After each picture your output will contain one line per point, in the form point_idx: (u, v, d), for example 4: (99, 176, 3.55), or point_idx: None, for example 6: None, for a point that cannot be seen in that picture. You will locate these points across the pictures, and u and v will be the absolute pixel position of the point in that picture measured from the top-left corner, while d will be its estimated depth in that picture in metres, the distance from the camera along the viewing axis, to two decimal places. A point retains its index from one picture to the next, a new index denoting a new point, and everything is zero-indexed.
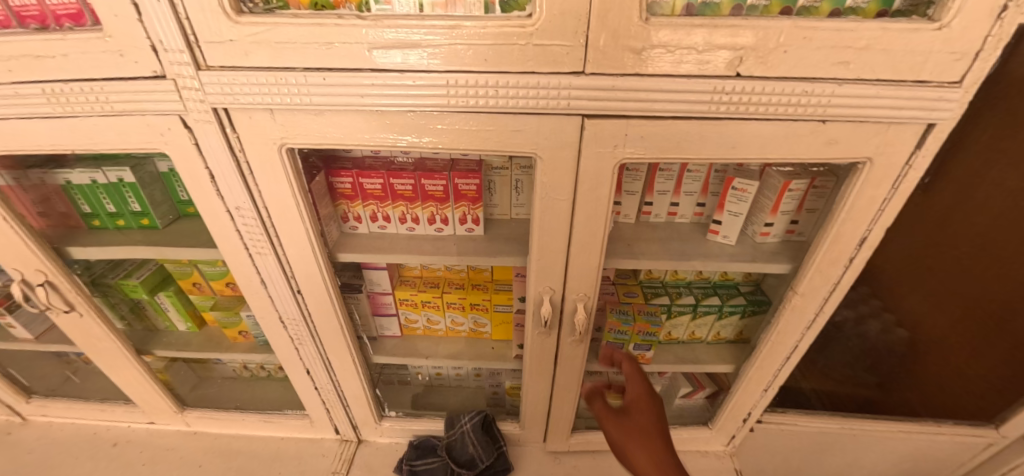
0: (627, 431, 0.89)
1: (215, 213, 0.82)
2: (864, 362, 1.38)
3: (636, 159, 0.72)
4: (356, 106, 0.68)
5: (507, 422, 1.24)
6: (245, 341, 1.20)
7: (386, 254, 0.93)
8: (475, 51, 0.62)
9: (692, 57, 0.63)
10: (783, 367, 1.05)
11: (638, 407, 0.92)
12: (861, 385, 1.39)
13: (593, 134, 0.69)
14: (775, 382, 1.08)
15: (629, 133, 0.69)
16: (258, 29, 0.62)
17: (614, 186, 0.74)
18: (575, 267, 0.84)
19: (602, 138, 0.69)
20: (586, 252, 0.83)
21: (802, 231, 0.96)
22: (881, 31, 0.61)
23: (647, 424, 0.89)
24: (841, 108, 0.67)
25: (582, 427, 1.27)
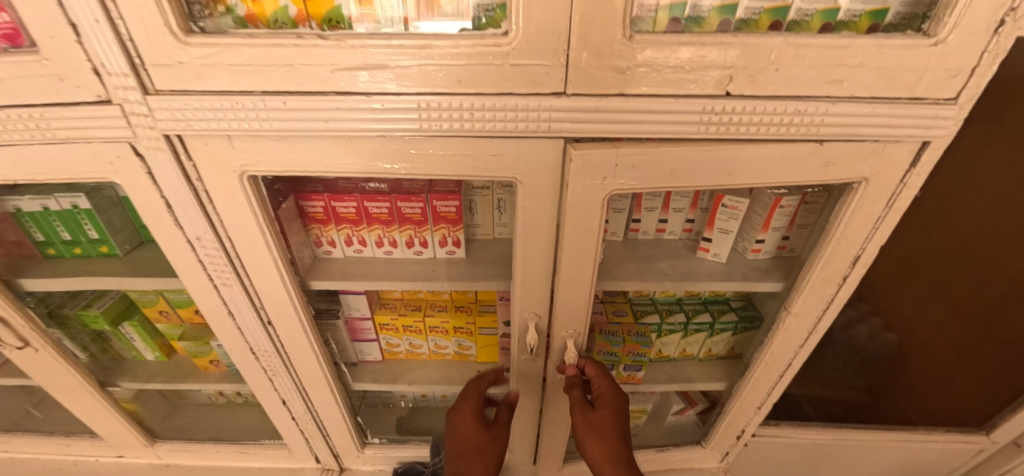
0: (591, 429, 0.84)
1: (174, 244, 0.76)
2: (853, 365, 1.34)
3: (628, 190, 0.69)
4: (320, 131, 0.62)
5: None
6: (216, 369, 1.14)
7: (361, 281, 0.88)
8: (448, 72, 0.58)
9: (680, 76, 0.59)
10: (775, 385, 1.02)
11: (606, 404, 0.85)
12: (851, 388, 1.36)
13: (579, 166, 0.65)
14: (768, 400, 1.06)
15: (619, 164, 0.66)
16: (208, 51, 0.57)
17: (604, 216, 0.71)
18: (565, 297, 0.80)
19: (587, 168, 0.65)
20: (577, 282, 0.79)
21: (793, 247, 0.94)
22: (876, 48, 0.58)
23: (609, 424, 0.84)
24: (834, 127, 0.64)
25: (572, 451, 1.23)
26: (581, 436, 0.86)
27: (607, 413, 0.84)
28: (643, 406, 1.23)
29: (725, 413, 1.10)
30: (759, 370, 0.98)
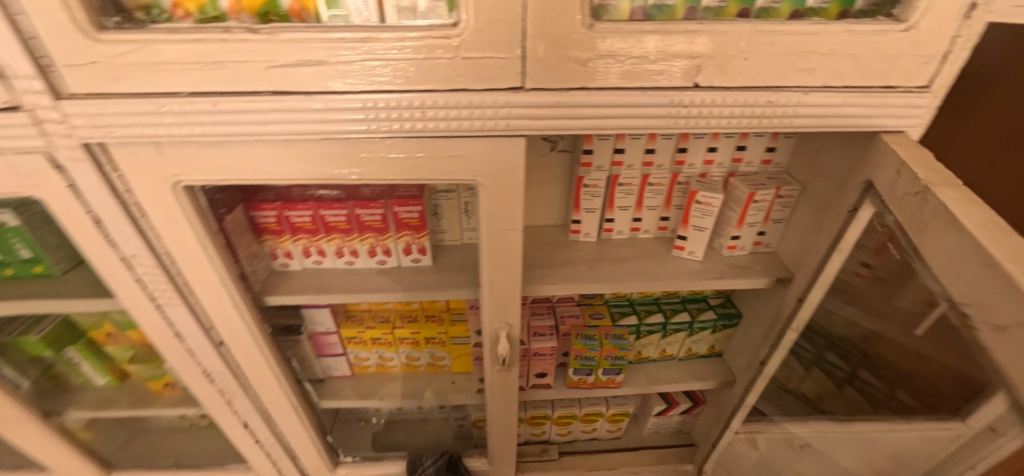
0: None
1: (107, 264, 0.69)
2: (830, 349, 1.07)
3: None
4: (259, 135, 0.57)
5: (474, 458, 1.14)
6: (172, 393, 1.07)
7: (320, 295, 0.82)
8: (394, 68, 0.53)
9: (645, 67, 0.55)
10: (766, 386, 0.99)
11: None
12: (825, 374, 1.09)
13: None
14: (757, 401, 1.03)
15: None
16: (127, 48, 0.51)
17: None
18: None
19: None
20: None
21: (770, 242, 0.92)
22: (846, 35, 0.56)
23: None
24: (808, 118, 0.62)
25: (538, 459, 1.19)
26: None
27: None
28: (625, 410, 1.20)
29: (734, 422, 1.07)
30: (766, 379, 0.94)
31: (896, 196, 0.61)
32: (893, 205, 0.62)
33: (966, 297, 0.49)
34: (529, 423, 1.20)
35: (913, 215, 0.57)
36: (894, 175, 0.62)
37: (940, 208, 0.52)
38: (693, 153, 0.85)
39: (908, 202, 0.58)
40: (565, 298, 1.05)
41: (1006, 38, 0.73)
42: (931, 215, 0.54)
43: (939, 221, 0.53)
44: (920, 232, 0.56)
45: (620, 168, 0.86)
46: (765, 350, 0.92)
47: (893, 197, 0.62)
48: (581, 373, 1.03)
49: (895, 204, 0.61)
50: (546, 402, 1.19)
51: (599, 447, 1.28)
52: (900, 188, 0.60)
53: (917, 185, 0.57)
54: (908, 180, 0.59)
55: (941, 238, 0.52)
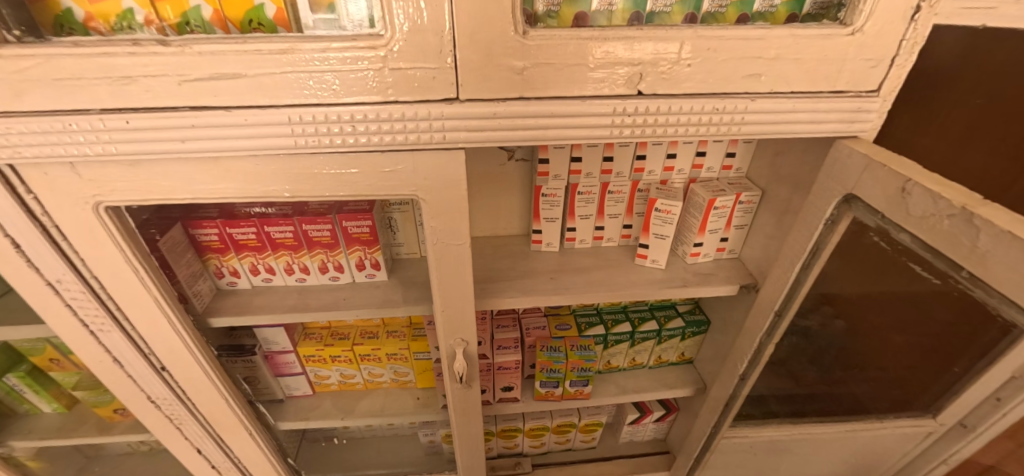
0: None
1: (31, 291, 0.65)
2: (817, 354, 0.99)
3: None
4: (180, 152, 0.54)
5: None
6: (123, 419, 1.01)
7: (266, 316, 0.79)
8: (319, 80, 0.50)
9: (584, 75, 0.53)
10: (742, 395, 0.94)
11: None
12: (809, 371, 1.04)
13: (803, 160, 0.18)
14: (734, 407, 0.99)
15: None
16: (26, 64, 0.47)
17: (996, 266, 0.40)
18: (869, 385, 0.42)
19: None
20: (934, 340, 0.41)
21: (733, 248, 0.91)
22: (791, 39, 0.54)
23: None
24: (757, 125, 0.60)
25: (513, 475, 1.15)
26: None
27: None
28: (598, 420, 1.17)
29: (715, 432, 1.05)
30: (745, 393, 0.91)
31: (911, 215, 0.54)
32: (909, 226, 0.55)
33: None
34: (501, 436, 1.17)
35: (958, 242, 0.50)
36: (897, 192, 0.55)
37: (1005, 235, 0.45)
38: (652, 160, 0.84)
39: (938, 225, 0.51)
40: (531, 309, 1.03)
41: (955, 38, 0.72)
42: (993, 243, 0.47)
43: (1008, 250, 0.46)
44: (977, 263, 0.49)
45: (578, 176, 0.84)
46: (742, 367, 0.88)
47: (905, 216, 0.55)
48: (548, 386, 1.00)
49: (912, 225, 0.54)
50: (517, 415, 1.16)
51: (574, 458, 1.25)
52: (914, 207, 0.54)
53: (948, 207, 0.50)
54: (924, 198, 0.52)
55: (1019, 268, 0.45)
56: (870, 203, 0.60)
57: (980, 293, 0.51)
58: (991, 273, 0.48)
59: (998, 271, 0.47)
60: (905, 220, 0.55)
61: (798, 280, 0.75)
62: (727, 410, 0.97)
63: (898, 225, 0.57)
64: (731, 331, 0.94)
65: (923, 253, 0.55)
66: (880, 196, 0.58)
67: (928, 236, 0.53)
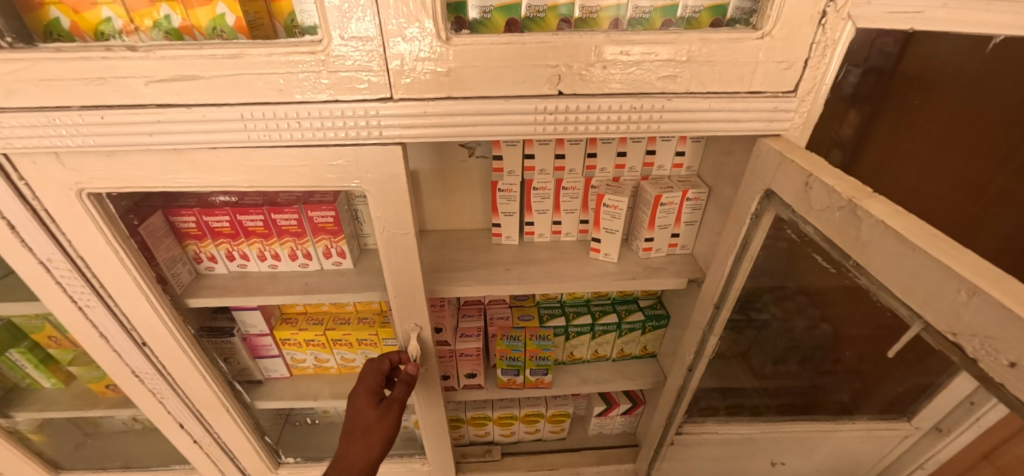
0: (364, 423, 0.80)
1: (26, 269, 0.73)
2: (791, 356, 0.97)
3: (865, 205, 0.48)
4: (148, 145, 0.61)
5: (412, 459, 1.16)
6: (114, 394, 1.09)
7: (240, 298, 0.85)
8: (266, 81, 0.56)
9: (508, 77, 0.59)
10: (693, 388, 0.96)
11: (380, 424, 0.81)
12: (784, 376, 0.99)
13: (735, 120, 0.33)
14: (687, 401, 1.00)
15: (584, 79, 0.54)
16: (15, 66, 0.55)
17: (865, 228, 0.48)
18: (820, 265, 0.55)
19: None
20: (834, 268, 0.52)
21: (685, 244, 0.94)
22: (701, 42, 0.58)
23: (380, 427, 0.80)
24: (676, 122, 0.64)
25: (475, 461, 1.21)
26: (351, 402, 0.82)
27: (400, 404, 0.82)
28: (565, 410, 1.22)
29: (672, 423, 1.09)
30: (695, 384, 0.95)
31: (813, 209, 0.56)
32: (812, 218, 0.56)
33: (950, 325, 0.41)
34: (471, 423, 1.22)
35: (845, 232, 0.51)
36: (802, 188, 0.58)
37: (880, 225, 0.46)
38: (603, 157, 0.88)
39: (832, 216, 0.53)
40: (496, 300, 1.08)
41: (943, 43, 0.68)
42: (871, 233, 0.48)
43: (883, 239, 0.46)
44: (859, 253, 0.50)
45: (533, 173, 0.89)
46: (690, 358, 0.92)
47: (808, 210, 0.57)
48: (510, 374, 1.06)
49: (813, 217, 0.56)
50: (486, 403, 1.21)
51: (543, 448, 1.30)
52: (815, 201, 0.56)
53: (839, 200, 0.52)
54: (822, 193, 0.54)
55: (889, 257, 0.46)
56: (783, 199, 0.62)
57: (865, 280, 0.51)
58: (872, 264, 0.48)
59: (877, 261, 0.47)
60: (809, 213, 0.57)
61: (733, 271, 0.78)
62: (679, 401, 1.01)
63: (803, 218, 0.58)
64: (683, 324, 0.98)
65: (822, 243, 0.56)
66: (790, 190, 0.60)
67: (825, 227, 0.54)
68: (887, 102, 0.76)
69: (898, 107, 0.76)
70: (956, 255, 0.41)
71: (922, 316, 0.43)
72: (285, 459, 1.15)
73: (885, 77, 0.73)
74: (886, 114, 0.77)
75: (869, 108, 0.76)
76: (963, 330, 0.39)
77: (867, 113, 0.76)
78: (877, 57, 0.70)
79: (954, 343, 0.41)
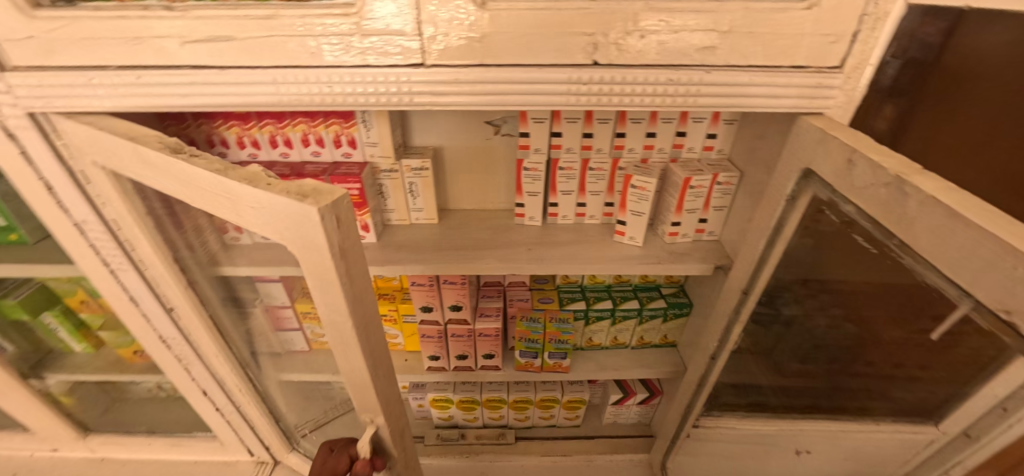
0: None
1: (62, 230, 0.74)
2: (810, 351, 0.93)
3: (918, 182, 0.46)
4: (183, 107, 0.62)
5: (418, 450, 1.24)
6: (141, 360, 1.11)
7: (266, 267, 0.86)
8: (300, 44, 0.56)
9: (540, 45, 0.57)
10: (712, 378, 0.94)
11: None
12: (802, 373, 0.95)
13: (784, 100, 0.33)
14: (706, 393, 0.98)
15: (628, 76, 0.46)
16: (57, 24, 0.56)
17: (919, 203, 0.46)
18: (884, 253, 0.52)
19: None
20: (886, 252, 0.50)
21: (713, 229, 0.92)
22: (744, 12, 0.56)
23: None
24: (714, 97, 0.62)
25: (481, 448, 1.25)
26: None
27: None
28: (581, 397, 1.21)
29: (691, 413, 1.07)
30: (717, 373, 0.92)
31: (856, 186, 0.54)
32: (854, 197, 0.55)
33: (1003, 302, 0.39)
34: (486, 406, 1.23)
35: (890, 209, 0.50)
36: (844, 165, 0.56)
37: (929, 201, 0.45)
38: (632, 138, 0.86)
39: (876, 194, 0.51)
40: (516, 282, 1.07)
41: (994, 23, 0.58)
42: (918, 209, 0.46)
43: (931, 215, 0.45)
44: (904, 231, 0.48)
45: (559, 151, 0.88)
46: (713, 346, 0.90)
47: (850, 188, 0.55)
48: (528, 356, 1.05)
49: (856, 196, 0.55)
50: (502, 386, 1.21)
51: (557, 434, 1.29)
52: (858, 179, 0.54)
53: (885, 176, 0.50)
54: (867, 169, 0.52)
55: (939, 235, 0.45)
56: (823, 178, 0.60)
57: (910, 260, 0.50)
58: (917, 241, 0.47)
59: (922, 238, 0.46)
60: (851, 191, 0.55)
61: (764, 256, 0.75)
62: (700, 390, 0.98)
63: (845, 197, 0.57)
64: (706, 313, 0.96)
65: (865, 223, 0.55)
66: (830, 169, 0.58)
67: (868, 206, 0.53)
68: (926, 93, 0.67)
69: (940, 97, 0.66)
70: (1014, 231, 0.39)
71: (973, 294, 0.42)
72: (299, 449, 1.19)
73: (928, 65, 0.66)
74: (920, 112, 0.68)
75: (910, 102, 0.69)
76: (1018, 308, 0.38)
77: (904, 106, 0.69)
78: (918, 49, 0.64)
79: (1007, 321, 0.40)
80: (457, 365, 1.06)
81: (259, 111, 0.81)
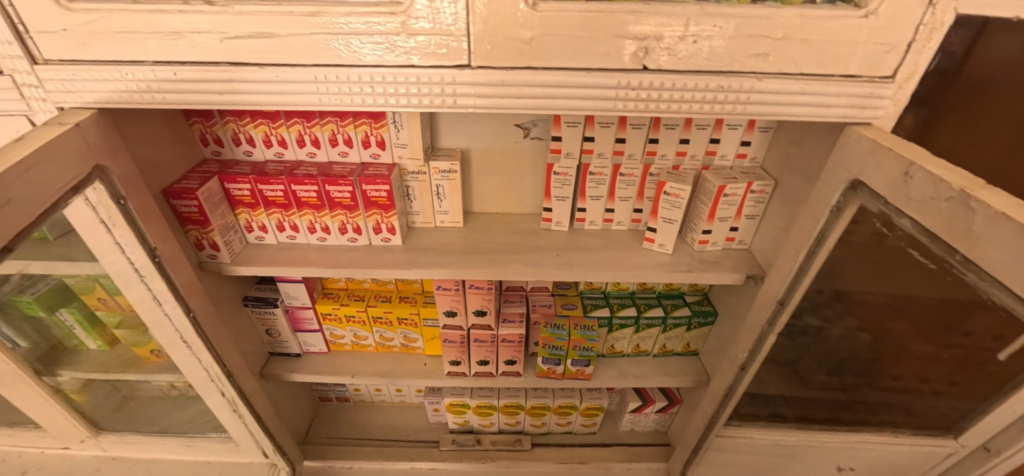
0: None
1: None
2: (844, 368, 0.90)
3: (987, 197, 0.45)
4: (219, 104, 0.60)
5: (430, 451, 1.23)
6: (157, 360, 1.10)
7: (289, 268, 0.85)
8: (343, 42, 0.55)
9: (590, 48, 0.56)
10: (739, 389, 0.92)
11: None
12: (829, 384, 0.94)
13: None
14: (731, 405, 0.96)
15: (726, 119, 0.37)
16: (93, 17, 0.54)
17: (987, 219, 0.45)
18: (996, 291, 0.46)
19: None
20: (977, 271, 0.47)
21: (743, 238, 0.91)
22: (800, 19, 0.55)
23: None
24: (762, 105, 0.61)
25: (496, 453, 1.23)
26: None
27: None
28: (599, 404, 1.19)
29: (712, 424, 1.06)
30: (746, 383, 0.91)
31: (912, 200, 0.53)
32: (910, 210, 0.53)
33: None
34: (502, 411, 1.21)
35: (953, 224, 0.48)
36: (900, 177, 0.54)
37: (999, 217, 0.44)
38: (665, 143, 0.85)
39: (937, 208, 0.50)
40: (539, 287, 1.05)
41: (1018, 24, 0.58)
42: (986, 226, 0.45)
43: (1001, 232, 0.44)
44: (970, 247, 0.47)
45: (590, 156, 0.86)
46: (743, 357, 0.88)
47: (906, 201, 0.53)
48: (550, 363, 1.03)
49: (912, 209, 0.53)
50: (520, 392, 1.19)
51: (573, 441, 1.28)
52: (915, 192, 0.52)
53: (947, 190, 0.49)
54: (925, 183, 0.51)
55: (1009, 252, 0.43)
56: (874, 189, 0.58)
57: (974, 277, 0.49)
58: (983, 257, 0.46)
59: (990, 255, 0.45)
60: (907, 204, 0.54)
61: (803, 268, 0.74)
62: (727, 400, 0.96)
63: (899, 210, 0.55)
64: (735, 324, 0.94)
65: (921, 238, 0.54)
66: (884, 181, 0.57)
67: (926, 220, 0.51)
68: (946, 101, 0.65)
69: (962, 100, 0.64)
70: None
71: None
72: (308, 461, 1.18)
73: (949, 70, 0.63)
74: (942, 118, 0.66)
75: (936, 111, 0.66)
76: None
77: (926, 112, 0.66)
78: (943, 59, 0.62)
79: None
80: (477, 371, 1.05)
81: (288, 110, 0.80)
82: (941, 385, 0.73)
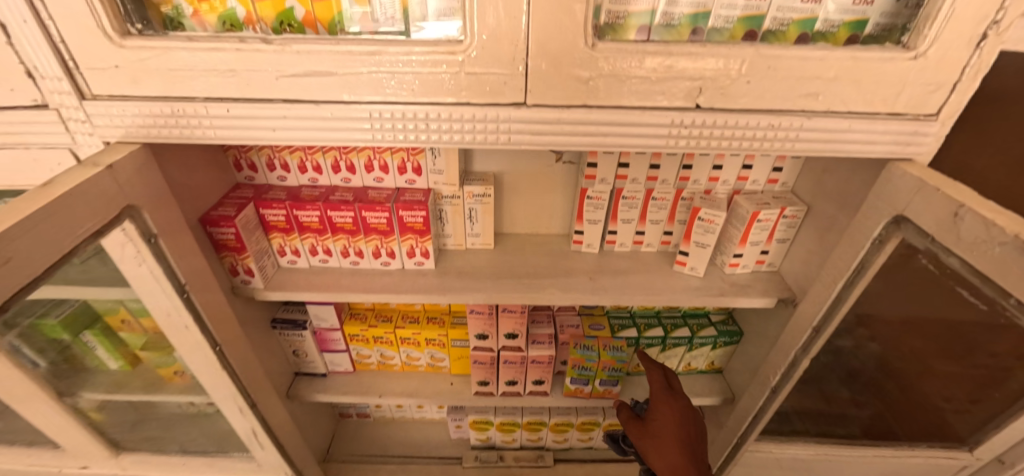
0: None
1: None
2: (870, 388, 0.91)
3: None
4: (270, 140, 0.60)
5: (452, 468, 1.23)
6: (180, 380, 1.11)
7: (322, 293, 0.84)
8: (400, 80, 0.55)
9: (646, 87, 0.56)
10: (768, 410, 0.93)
11: None
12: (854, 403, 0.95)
13: None
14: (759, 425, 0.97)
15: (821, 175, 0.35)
16: (146, 55, 0.54)
17: None
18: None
19: None
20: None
21: (773, 261, 0.91)
22: (851, 61, 0.55)
23: None
24: (810, 141, 0.62)
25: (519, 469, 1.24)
26: None
27: None
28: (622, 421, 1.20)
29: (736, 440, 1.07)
30: (776, 405, 0.92)
31: (962, 240, 0.54)
32: (959, 250, 0.54)
33: None
34: (526, 428, 1.21)
35: (1008, 268, 0.49)
36: (949, 217, 0.55)
37: None
38: (698, 169, 0.85)
39: (989, 251, 0.51)
40: (566, 307, 1.06)
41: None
42: None
43: None
44: None
45: (624, 182, 0.87)
46: (774, 379, 0.89)
47: (956, 241, 0.54)
48: (578, 383, 1.04)
49: (961, 249, 0.54)
50: (543, 409, 1.20)
51: (595, 456, 1.29)
52: (965, 233, 0.53)
53: (1000, 235, 0.50)
54: (976, 225, 0.52)
55: None
56: (920, 226, 0.59)
57: None
58: None
59: None
60: (956, 244, 0.54)
61: (840, 296, 0.75)
62: (756, 421, 0.97)
63: (947, 248, 0.56)
64: (763, 344, 0.95)
65: (970, 277, 0.55)
66: (931, 219, 0.58)
67: (977, 262, 0.52)
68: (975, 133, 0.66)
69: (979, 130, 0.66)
70: None
71: None
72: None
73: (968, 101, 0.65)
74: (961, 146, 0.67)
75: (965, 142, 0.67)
76: None
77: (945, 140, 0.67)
78: None
79: None
80: (505, 391, 1.05)
81: None
82: (964, 403, 0.75)
